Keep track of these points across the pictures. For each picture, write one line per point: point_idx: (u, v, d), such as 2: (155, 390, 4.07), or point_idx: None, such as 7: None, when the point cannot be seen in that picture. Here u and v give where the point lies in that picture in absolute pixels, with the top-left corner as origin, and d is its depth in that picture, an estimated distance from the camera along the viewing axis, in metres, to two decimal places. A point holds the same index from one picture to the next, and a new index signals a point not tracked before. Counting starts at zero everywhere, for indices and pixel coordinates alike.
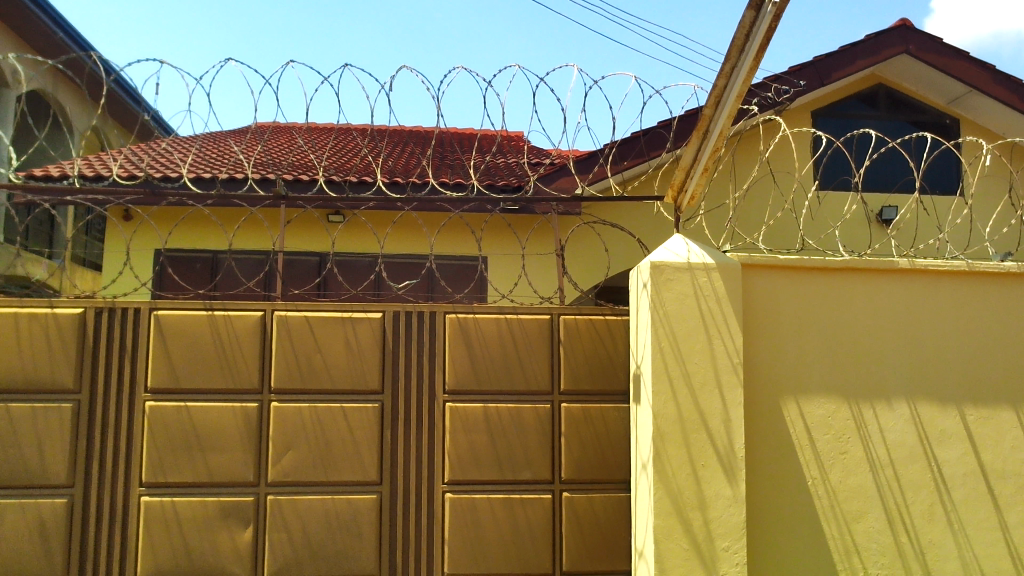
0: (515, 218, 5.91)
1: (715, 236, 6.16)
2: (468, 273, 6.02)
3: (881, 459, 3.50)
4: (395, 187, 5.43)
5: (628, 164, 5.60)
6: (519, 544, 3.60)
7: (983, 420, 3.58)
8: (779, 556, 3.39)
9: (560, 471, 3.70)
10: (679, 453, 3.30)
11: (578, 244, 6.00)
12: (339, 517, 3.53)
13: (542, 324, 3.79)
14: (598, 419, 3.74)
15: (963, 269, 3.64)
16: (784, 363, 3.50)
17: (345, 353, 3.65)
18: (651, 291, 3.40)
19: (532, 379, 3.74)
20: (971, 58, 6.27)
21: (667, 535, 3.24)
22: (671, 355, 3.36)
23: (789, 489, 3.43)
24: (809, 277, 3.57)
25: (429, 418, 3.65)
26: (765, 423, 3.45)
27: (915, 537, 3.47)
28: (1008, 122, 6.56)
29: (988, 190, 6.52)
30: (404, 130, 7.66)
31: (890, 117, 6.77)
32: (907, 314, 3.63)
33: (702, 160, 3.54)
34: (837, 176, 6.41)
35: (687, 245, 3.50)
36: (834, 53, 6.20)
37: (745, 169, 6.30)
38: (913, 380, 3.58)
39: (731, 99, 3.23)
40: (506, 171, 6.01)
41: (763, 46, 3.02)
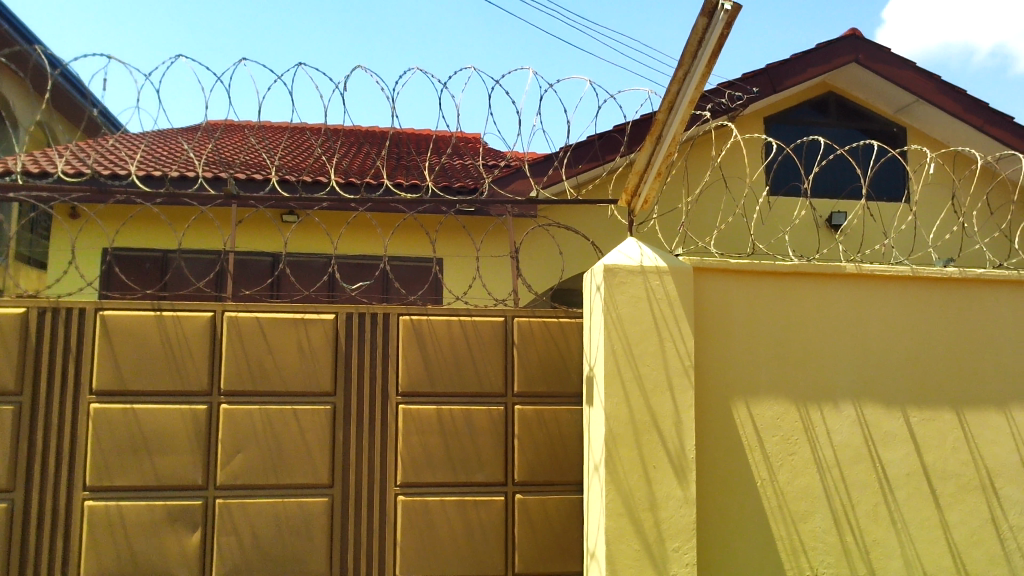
0: (470, 219, 5.88)
1: (668, 239, 6.23)
2: (423, 275, 6.00)
3: (828, 460, 3.56)
4: (349, 187, 5.39)
5: (582, 167, 5.63)
6: (471, 545, 3.60)
7: (925, 421, 3.68)
8: (728, 557, 3.44)
9: (514, 473, 3.70)
10: (631, 456, 3.32)
11: (532, 246, 6.00)
12: (289, 520, 3.49)
13: (496, 326, 3.79)
14: (551, 422, 3.76)
15: (908, 274, 3.74)
16: (735, 366, 3.55)
17: (296, 355, 3.61)
18: (604, 294, 3.42)
19: (486, 381, 3.74)
20: (918, 68, 6.43)
21: (619, 537, 3.25)
22: (624, 358, 3.37)
23: (739, 491, 3.48)
24: (760, 281, 3.63)
25: (383, 420, 3.63)
26: (715, 425, 3.50)
27: (860, 537, 3.55)
28: (951, 132, 6.75)
29: (932, 196, 6.68)
30: (357, 130, 7.60)
31: (840, 124, 6.91)
32: (855, 317, 3.70)
33: (655, 165, 3.59)
34: (787, 182, 6.52)
35: (640, 249, 3.53)
36: (786, 60, 6.31)
37: (698, 173, 6.37)
38: (860, 382, 3.66)
39: (684, 104, 3.28)
40: (461, 172, 6.01)
41: (715, 53, 3.07)
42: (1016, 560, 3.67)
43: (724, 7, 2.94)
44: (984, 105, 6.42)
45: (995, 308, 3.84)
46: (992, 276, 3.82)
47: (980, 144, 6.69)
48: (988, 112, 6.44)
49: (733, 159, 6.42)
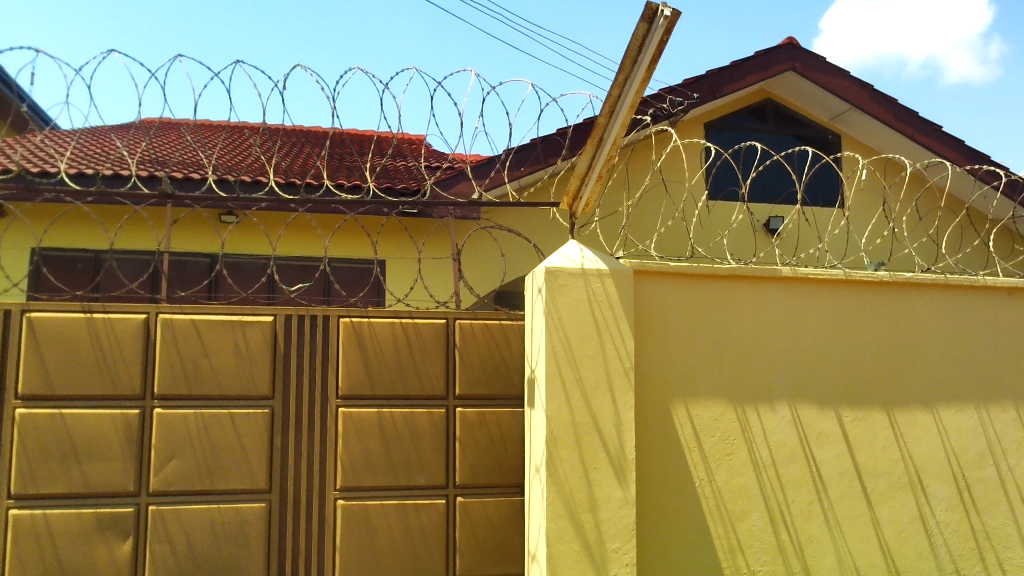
0: (412, 221, 5.83)
1: (609, 242, 6.28)
2: (364, 277, 5.94)
3: (764, 459, 3.63)
4: (289, 188, 5.31)
5: (524, 170, 5.64)
6: (412, 549, 3.57)
7: (856, 421, 3.78)
8: (667, 557, 3.48)
9: (455, 476, 3.69)
10: (571, 457, 3.33)
11: (475, 248, 5.98)
12: (225, 526, 3.42)
13: (437, 328, 3.78)
14: (493, 424, 3.75)
15: (841, 278, 3.84)
16: (674, 367, 3.60)
17: (233, 358, 3.54)
18: (545, 296, 3.42)
19: (427, 383, 3.72)
20: (852, 76, 6.61)
21: (559, 538, 3.26)
22: (565, 360, 3.38)
23: (678, 491, 3.52)
24: (698, 284, 3.68)
25: (322, 423, 3.59)
26: (655, 426, 3.53)
27: (795, 535, 3.62)
28: (883, 139, 6.95)
29: (864, 201, 6.87)
30: (297, 130, 7.50)
31: (777, 130, 7.06)
32: (790, 320, 3.78)
33: (596, 168, 3.62)
34: (726, 186, 6.63)
35: (581, 251, 3.56)
36: (725, 67, 6.42)
37: (639, 177, 6.44)
38: (795, 383, 3.74)
39: (625, 108, 3.31)
40: (404, 173, 5.97)
41: (655, 58, 3.10)
42: (943, 556, 3.79)
43: (664, 13, 2.98)
44: (915, 114, 6.64)
45: (923, 311, 3.97)
46: (921, 279, 3.95)
47: (911, 151, 6.91)
48: (919, 121, 6.67)
49: (673, 164, 6.51)
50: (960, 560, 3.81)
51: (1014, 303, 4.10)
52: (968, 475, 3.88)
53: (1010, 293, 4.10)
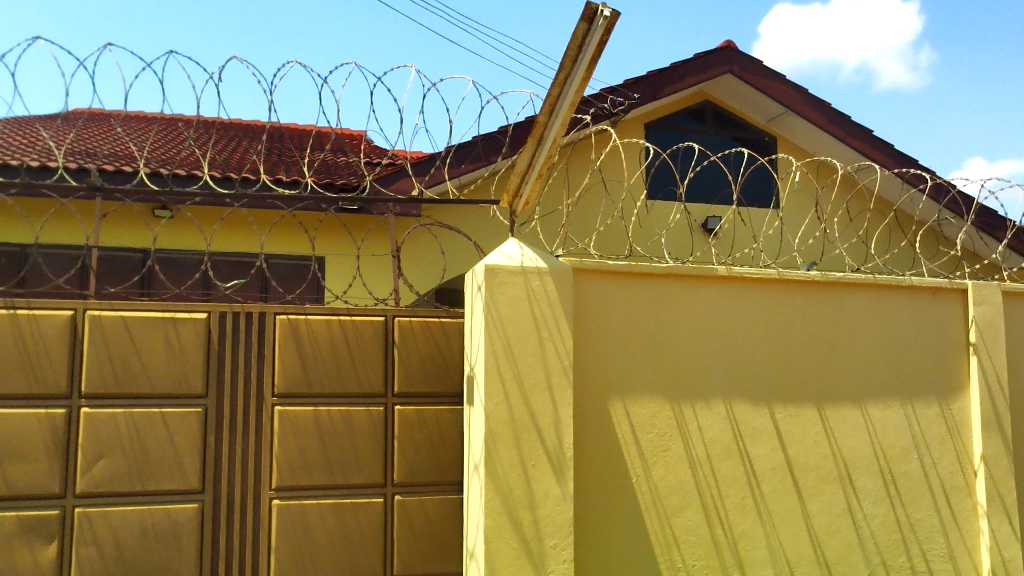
0: (350, 218, 5.78)
1: (549, 241, 6.30)
2: (301, 274, 5.85)
3: (699, 455, 3.70)
4: (225, 182, 5.20)
5: (465, 168, 5.63)
6: (349, 549, 3.54)
7: (789, 417, 3.87)
8: (604, 553, 3.50)
9: (393, 475, 3.66)
10: (510, 455, 3.33)
11: (415, 246, 5.94)
12: (155, 528, 3.34)
13: (376, 325, 3.75)
14: (432, 422, 3.74)
15: (775, 277, 3.93)
16: (613, 365, 3.63)
17: (165, 356, 3.46)
18: (484, 293, 3.40)
19: (366, 381, 3.69)
20: (787, 80, 6.76)
21: (498, 535, 3.26)
22: (504, 358, 3.38)
23: (616, 488, 3.56)
24: (636, 283, 3.72)
25: (257, 422, 3.53)
26: (593, 424, 3.55)
27: (729, 529, 3.69)
28: (816, 142, 7.13)
29: (798, 203, 7.03)
30: (233, 123, 7.36)
31: (715, 132, 7.17)
32: (726, 318, 3.85)
33: (537, 167, 3.63)
34: (664, 186, 6.71)
35: (521, 249, 3.56)
36: (665, 68, 6.50)
37: (579, 176, 6.47)
38: (729, 381, 3.81)
39: (565, 107, 3.32)
40: (344, 168, 5.90)
41: (594, 58, 3.13)
42: (870, 548, 3.91)
43: (604, 13, 3.01)
44: (848, 118, 6.83)
45: (853, 310, 4.08)
46: (851, 279, 4.06)
47: (843, 154, 7.11)
48: (851, 125, 6.86)
49: (613, 163, 6.57)
50: (886, 553, 3.93)
51: (938, 303, 4.25)
52: (894, 469, 4.01)
53: (934, 292, 4.24)
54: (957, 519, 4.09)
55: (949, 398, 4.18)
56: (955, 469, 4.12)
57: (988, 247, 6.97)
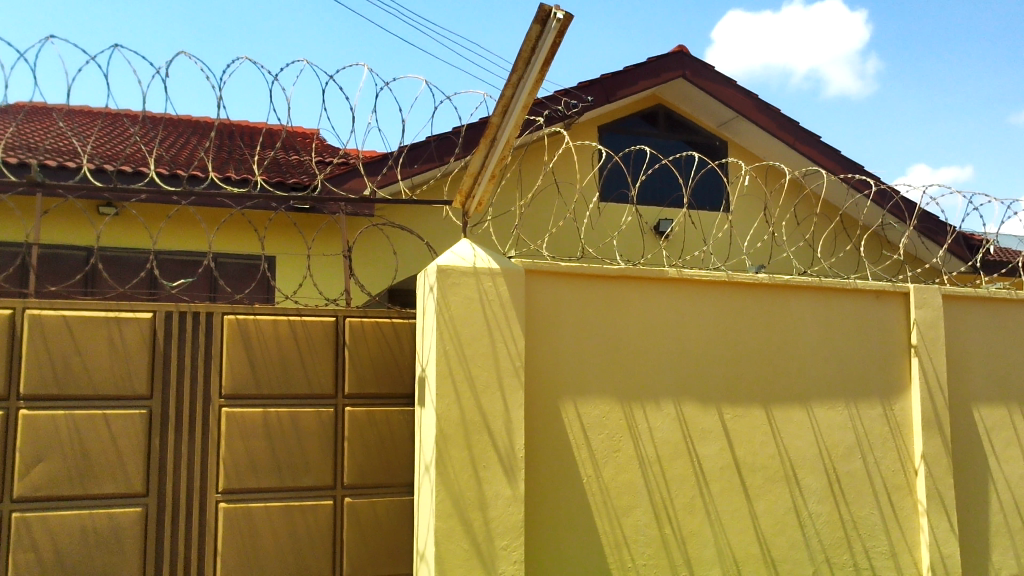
0: (300, 217, 5.70)
1: (502, 242, 6.30)
2: (250, 274, 5.76)
3: (649, 456, 3.73)
4: (172, 180, 5.11)
5: (418, 168, 5.61)
6: (297, 552, 3.50)
7: (737, 418, 3.93)
8: (554, 553, 3.51)
9: (343, 476, 3.63)
10: (461, 455, 3.32)
11: (366, 245, 5.88)
12: (97, 532, 3.26)
13: (326, 326, 3.71)
14: (382, 423, 3.71)
15: (724, 280, 3.98)
16: (564, 366, 3.64)
17: (108, 357, 3.38)
18: (436, 294, 3.39)
19: (315, 382, 3.65)
20: (738, 85, 6.86)
21: (447, 536, 3.24)
22: (455, 359, 3.37)
23: (567, 488, 3.57)
24: (588, 285, 3.74)
25: (203, 424, 3.47)
26: (544, 424, 3.56)
27: (677, 529, 3.73)
28: (766, 147, 7.25)
29: (747, 207, 7.14)
30: (181, 119, 7.23)
31: (667, 135, 7.25)
32: (676, 320, 3.89)
33: (490, 167, 3.63)
34: (616, 188, 6.77)
35: (473, 250, 3.55)
36: (618, 72, 6.55)
37: (532, 178, 6.49)
38: (680, 382, 3.85)
39: (518, 109, 3.33)
40: (294, 166, 5.83)
41: (547, 60, 3.14)
42: (814, 545, 3.98)
43: (557, 15, 3.01)
44: (796, 124, 6.96)
45: (800, 312, 4.15)
46: (798, 282, 4.14)
47: (791, 160, 7.24)
48: (799, 131, 7.00)
49: (566, 165, 6.60)
50: (830, 550, 4.01)
51: (882, 305, 4.35)
52: (838, 468, 4.09)
53: (877, 295, 4.34)
54: (898, 517, 4.19)
55: (891, 399, 4.28)
56: (896, 468, 4.22)
57: (929, 252, 7.17)
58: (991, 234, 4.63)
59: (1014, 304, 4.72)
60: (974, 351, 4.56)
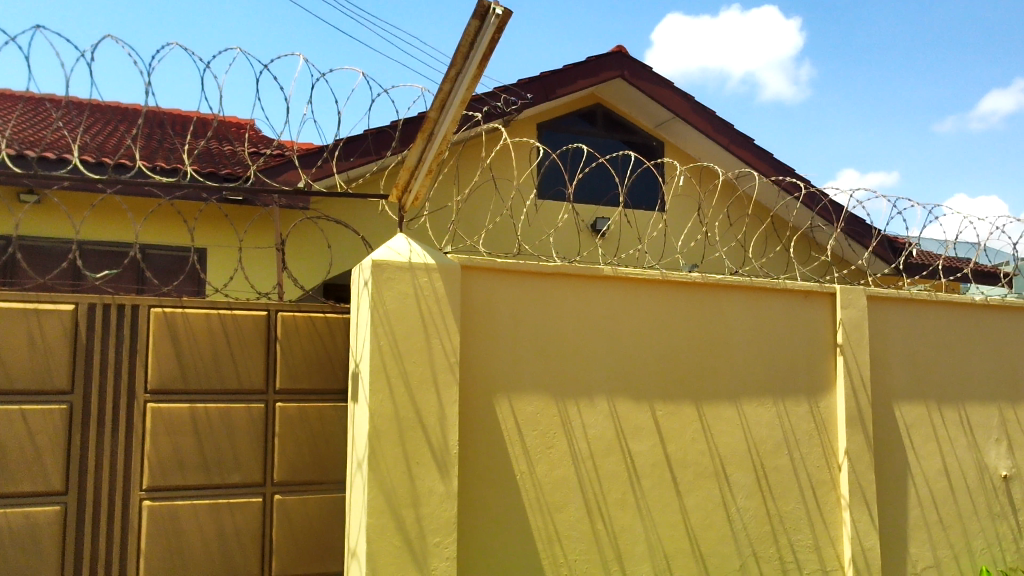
0: (233, 209, 5.58)
1: (438, 238, 6.28)
2: (179, 266, 5.62)
3: (582, 452, 3.76)
4: (97, 168, 4.95)
5: (354, 161, 5.53)
6: (224, 550, 3.43)
7: (668, 414, 3.98)
8: (486, 550, 3.50)
9: (273, 473, 3.57)
10: (394, 452, 3.29)
11: (300, 239, 5.78)
12: (13, 532, 3.14)
13: (257, 320, 3.64)
14: (314, 419, 3.66)
15: (658, 278, 4.03)
16: (499, 362, 3.64)
17: (26, 350, 3.26)
18: (371, 290, 3.35)
19: (245, 378, 3.58)
20: (674, 87, 6.96)
21: (380, 534, 3.21)
22: (390, 355, 3.34)
23: (501, 485, 3.57)
24: (524, 281, 3.74)
25: (127, 420, 3.37)
26: (478, 421, 3.55)
27: (610, 524, 3.77)
28: (701, 148, 7.37)
29: (682, 206, 7.25)
30: (106, 106, 7.01)
31: (604, 134, 7.30)
32: (610, 317, 3.93)
33: (427, 162, 3.61)
34: (553, 186, 6.80)
35: (409, 245, 3.52)
36: (557, 70, 6.57)
37: (470, 174, 6.48)
38: (614, 379, 3.89)
39: (456, 104, 3.31)
40: (226, 157, 5.71)
41: (486, 56, 3.12)
42: (742, 539, 4.07)
43: (496, 11, 2.99)
44: (730, 127, 7.09)
45: (730, 310, 4.23)
46: (729, 281, 4.22)
47: (725, 162, 7.38)
48: (733, 133, 7.13)
49: (504, 162, 6.60)
50: (757, 544, 4.10)
51: (809, 305, 4.46)
52: (765, 463, 4.18)
53: (805, 295, 4.44)
54: (822, 511, 4.30)
55: (817, 396, 4.39)
56: (821, 464, 4.34)
57: (854, 253, 7.40)
58: (913, 237, 4.79)
59: (933, 305, 4.90)
60: (896, 351, 4.72)
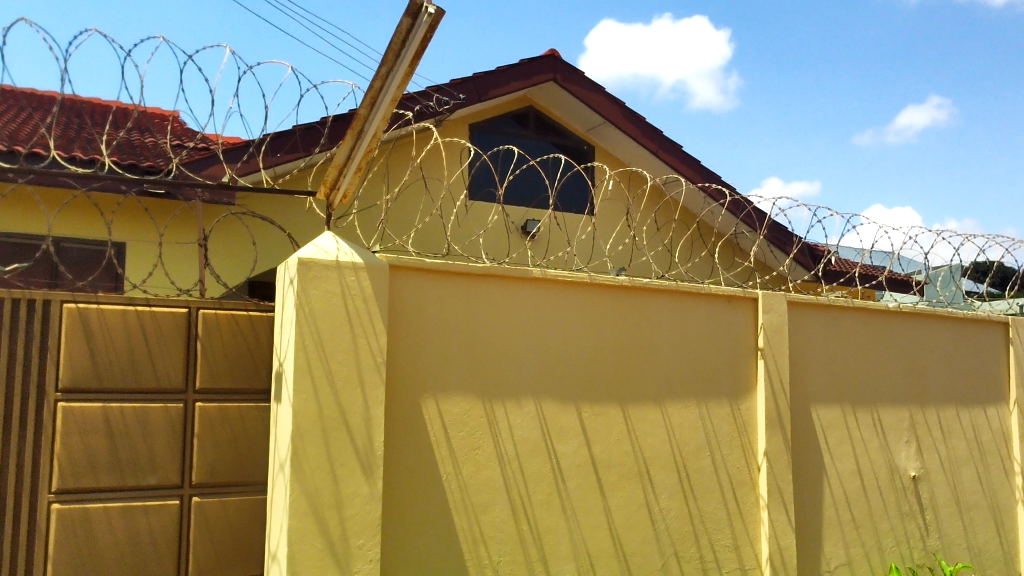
0: (152, 202, 5.41)
1: (367, 236, 6.22)
2: (94, 260, 5.42)
3: (509, 454, 3.76)
4: (8, 156, 4.74)
5: (281, 157, 5.43)
6: (138, 554, 3.33)
7: (594, 415, 4.02)
8: (410, 552, 3.47)
9: (191, 475, 3.47)
10: (317, 453, 3.24)
11: (223, 234, 5.65)
12: None
13: (177, 317, 3.54)
14: (235, 419, 3.58)
15: (586, 281, 4.07)
16: (426, 363, 3.62)
17: None
18: (297, 287, 3.29)
19: (164, 376, 3.48)
20: (606, 92, 7.03)
21: (302, 537, 3.16)
22: (315, 355, 3.28)
23: (426, 486, 3.55)
24: (453, 281, 3.72)
25: (36, 420, 3.23)
26: (404, 422, 3.53)
27: (535, 525, 3.78)
28: (631, 153, 7.47)
29: (611, 210, 7.34)
30: (19, 92, 6.72)
31: (536, 137, 7.34)
32: (539, 319, 3.94)
33: (356, 159, 3.57)
34: (483, 187, 6.80)
35: (337, 243, 3.47)
36: (491, 71, 6.57)
37: (400, 172, 6.44)
38: (541, 381, 3.90)
39: (387, 101, 3.28)
40: (148, 149, 5.53)
41: (418, 54, 3.09)
42: (663, 539, 4.13)
43: (428, 10, 2.96)
44: (659, 133, 7.21)
45: (657, 314, 4.30)
46: (655, 285, 4.28)
47: (654, 167, 7.50)
48: (662, 139, 7.25)
49: (434, 161, 6.57)
50: (678, 544, 4.17)
51: (733, 309, 4.56)
52: (687, 464, 4.26)
53: (729, 300, 4.54)
54: (742, 512, 4.40)
55: (739, 399, 4.49)
56: (741, 465, 4.44)
57: (776, 260, 7.61)
58: (832, 245, 4.94)
59: (849, 311, 5.07)
60: (814, 355, 4.86)
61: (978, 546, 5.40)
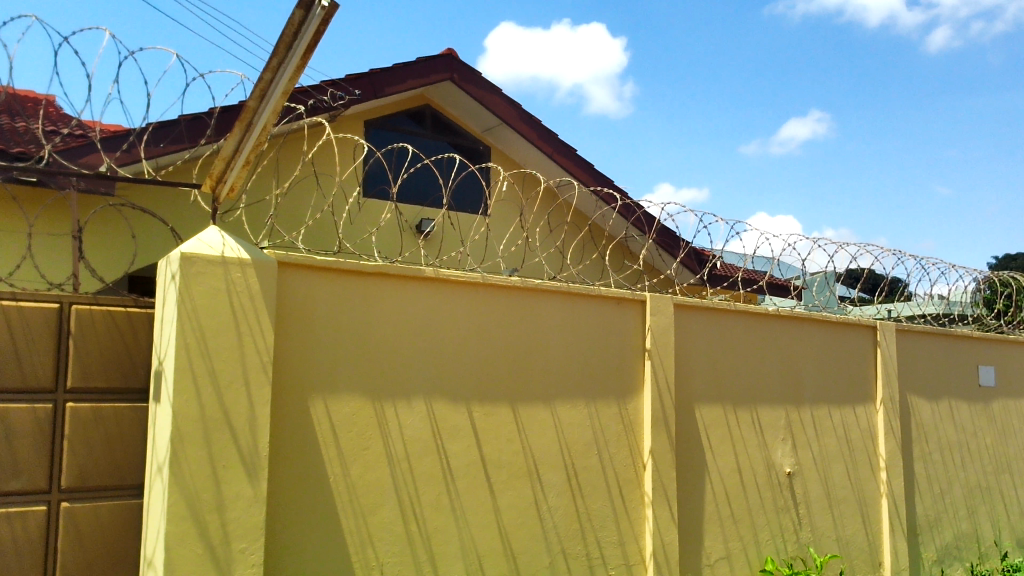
0: (22, 190, 5.09)
1: (255, 232, 6.06)
2: None
3: (398, 454, 3.73)
4: None
5: (164, 147, 5.22)
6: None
7: (484, 415, 4.03)
8: (295, 555, 3.40)
9: (60, 479, 3.29)
10: (198, 454, 3.13)
11: (100, 226, 5.39)
12: None
13: (47, 313, 3.36)
14: (110, 420, 3.41)
15: (478, 281, 4.09)
16: (315, 363, 3.55)
17: None
18: (179, 283, 3.17)
19: (32, 375, 3.29)
20: (503, 94, 7.08)
21: (179, 541, 3.04)
22: (197, 353, 3.16)
23: (312, 487, 3.47)
24: (344, 280, 3.67)
25: None
26: (290, 423, 3.44)
27: (423, 526, 3.76)
28: (526, 155, 7.55)
29: (505, 211, 7.39)
30: None
31: (431, 136, 7.30)
32: (431, 319, 3.93)
33: (244, 152, 3.46)
34: (377, 184, 6.73)
35: (222, 237, 3.36)
36: (387, 68, 6.50)
37: (290, 167, 6.29)
38: (432, 381, 3.89)
39: (277, 94, 3.19)
40: (18, 134, 5.22)
41: (311, 47, 3.01)
42: (551, 537, 4.19)
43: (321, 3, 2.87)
44: (554, 136, 7.32)
45: (548, 314, 4.35)
46: (546, 286, 4.33)
47: (548, 169, 7.61)
48: (556, 143, 7.37)
49: (326, 157, 6.46)
50: (565, 541, 4.23)
51: (621, 311, 4.66)
52: (576, 462, 4.34)
53: (618, 301, 4.64)
54: (627, 508, 4.51)
55: (626, 398, 4.60)
56: (627, 462, 4.55)
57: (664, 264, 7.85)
58: (717, 250, 5.12)
59: (732, 314, 5.26)
60: (699, 356, 5.02)
61: (846, 538, 5.70)
